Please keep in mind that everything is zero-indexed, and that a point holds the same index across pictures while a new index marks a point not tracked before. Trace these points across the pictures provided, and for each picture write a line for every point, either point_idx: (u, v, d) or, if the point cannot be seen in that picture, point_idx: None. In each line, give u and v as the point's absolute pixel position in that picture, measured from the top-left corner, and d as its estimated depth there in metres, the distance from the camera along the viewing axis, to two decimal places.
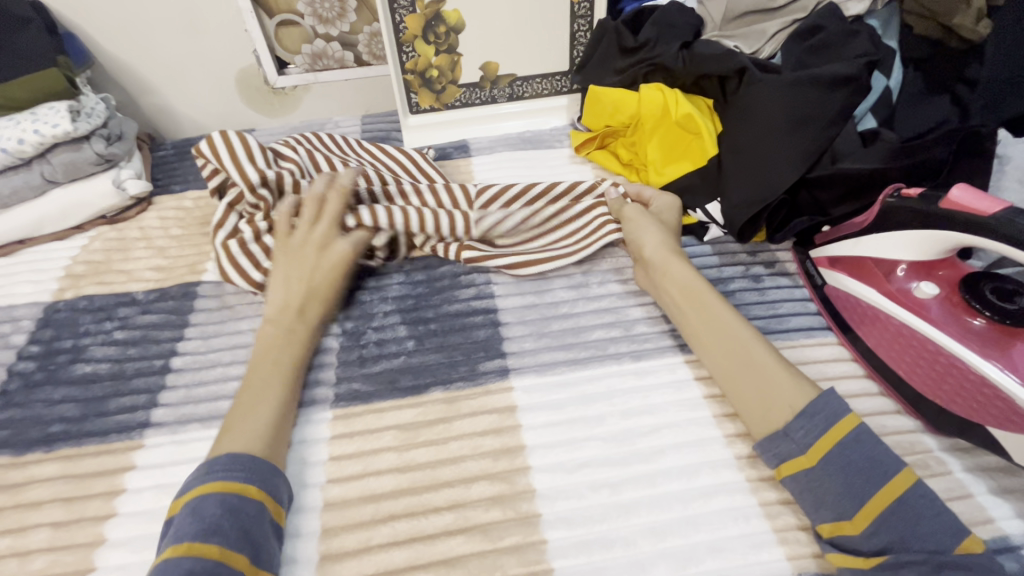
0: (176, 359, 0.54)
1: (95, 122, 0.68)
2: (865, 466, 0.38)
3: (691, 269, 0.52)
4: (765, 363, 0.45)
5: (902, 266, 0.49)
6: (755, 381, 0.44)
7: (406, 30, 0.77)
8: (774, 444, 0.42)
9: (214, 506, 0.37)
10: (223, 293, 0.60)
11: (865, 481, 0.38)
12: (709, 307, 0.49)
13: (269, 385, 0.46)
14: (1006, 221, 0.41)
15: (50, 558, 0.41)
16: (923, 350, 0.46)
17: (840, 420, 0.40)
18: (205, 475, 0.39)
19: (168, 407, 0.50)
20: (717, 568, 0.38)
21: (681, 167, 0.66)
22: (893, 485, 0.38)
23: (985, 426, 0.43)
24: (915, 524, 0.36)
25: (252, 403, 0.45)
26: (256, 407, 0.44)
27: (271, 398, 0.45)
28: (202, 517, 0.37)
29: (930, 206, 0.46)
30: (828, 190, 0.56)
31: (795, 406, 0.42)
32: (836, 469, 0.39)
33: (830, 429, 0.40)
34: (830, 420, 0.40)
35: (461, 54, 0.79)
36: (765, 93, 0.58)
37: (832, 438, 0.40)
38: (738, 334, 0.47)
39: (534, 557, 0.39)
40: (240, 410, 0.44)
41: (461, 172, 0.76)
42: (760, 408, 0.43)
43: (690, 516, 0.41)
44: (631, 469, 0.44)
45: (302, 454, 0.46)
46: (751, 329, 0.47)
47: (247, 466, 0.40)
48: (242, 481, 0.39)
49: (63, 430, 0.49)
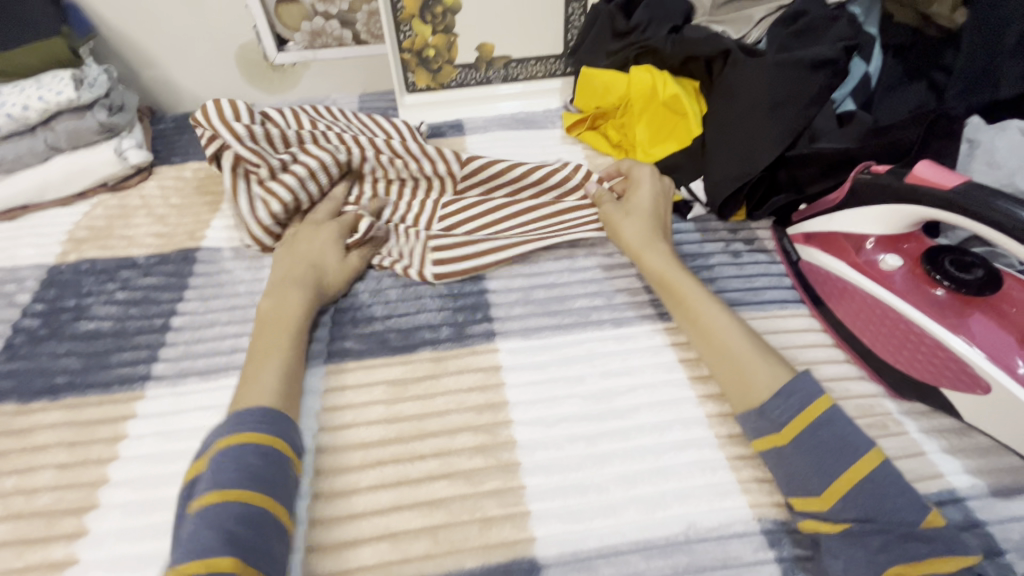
0: (175, 319, 0.56)
1: (97, 92, 0.70)
2: (834, 443, 0.39)
3: (670, 254, 0.54)
4: (741, 347, 0.46)
5: (871, 239, 0.52)
6: (733, 362, 0.45)
7: (403, 10, 0.78)
8: (752, 419, 0.43)
9: (256, 456, 0.38)
10: (221, 259, 0.62)
11: (834, 458, 0.38)
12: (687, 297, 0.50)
13: (277, 347, 0.47)
14: (967, 194, 0.43)
15: (56, 496, 0.43)
16: (886, 318, 0.49)
17: (813, 402, 0.41)
18: (236, 426, 0.40)
19: (169, 362, 0.52)
20: (684, 513, 0.41)
21: (668, 147, 0.68)
22: (863, 463, 0.38)
23: (940, 388, 0.45)
24: (882, 499, 0.37)
25: (255, 376, 0.45)
26: (259, 378, 0.44)
27: (278, 358, 0.46)
28: (246, 465, 0.37)
29: (897, 181, 0.48)
30: (806, 168, 0.59)
31: (771, 385, 0.43)
32: (803, 446, 0.40)
33: (803, 410, 0.41)
34: (804, 401, 0.41)
35: (458, 35, 0.81)
36: (749, 74, 0.60)
37: (804, 420, 0.40)
38: (714, 316, 0.48)
39: (512, 500, 0.42)
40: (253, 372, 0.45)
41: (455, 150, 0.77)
42: (744, 391, 0.44)
43: (660, 468, 0.43)
44: (607, 425, 0.46)
45: None
46: (730, 314, 0.48)
47: (263, 417, 0.41)
48: (274, 434, 0.40)
49: (67, 381, 0.51)
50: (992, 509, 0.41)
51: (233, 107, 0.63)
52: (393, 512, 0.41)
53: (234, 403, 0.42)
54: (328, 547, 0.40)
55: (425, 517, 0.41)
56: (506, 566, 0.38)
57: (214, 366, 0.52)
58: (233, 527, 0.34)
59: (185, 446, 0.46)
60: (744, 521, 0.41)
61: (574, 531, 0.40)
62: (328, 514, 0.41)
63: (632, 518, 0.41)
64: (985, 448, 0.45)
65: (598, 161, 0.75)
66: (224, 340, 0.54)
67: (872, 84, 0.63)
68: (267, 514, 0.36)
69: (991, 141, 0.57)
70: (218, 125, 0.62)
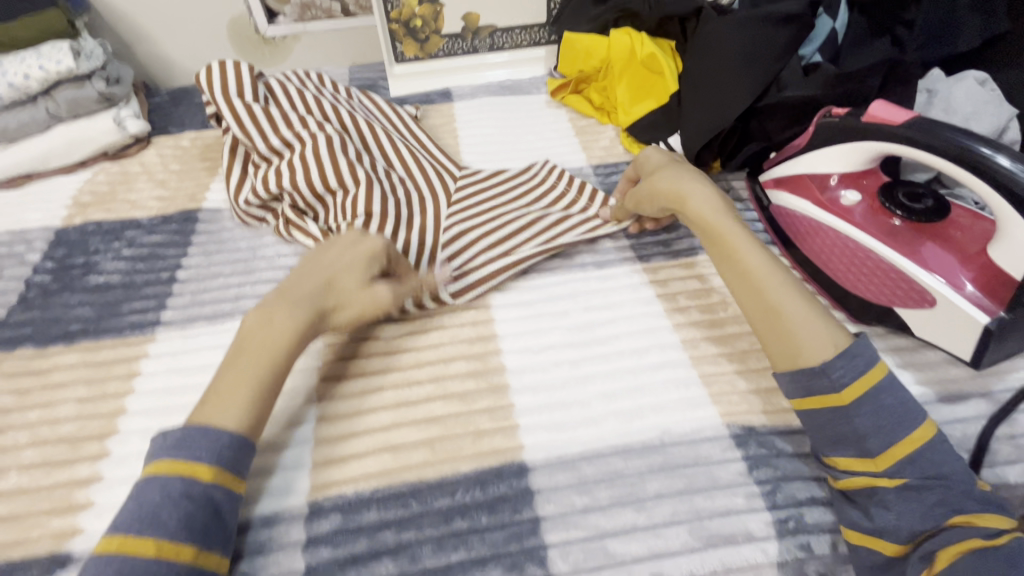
0: (181, 272, 0.59)
1: (95, 63, 0.72)
2: (898, 408, 0.39)
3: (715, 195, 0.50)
4: (788, 303, 0.43)
5: (833, 177, 0.55)
6: (783, 324, 0.42)
7: None
8: (802, 377, 0.40)
9: (155, 492, 0.36)
10: (222, 218, 0.65)
11: (896, 423, 0.38)
12: (734, 246, 0.47)
13: (253, 378, 0.41)
14: (916, 126, 0.47)
15: (77, 425, 0.46)
16: (846, 249, 0.53)
17: (875, 366, 0.40)
18: (159, 450, 0.38)
19: (177, 309, 0.55)
20: (659, 422, 0.45)
21: (647, 105, 0.71)
22: (920, 432, 0.38)
23: (894, 308, 0.49)
24: (941, 461, 0.37)
25: (226, 394, 0.41)
26: (230, 397, 0.40)
27: (249, 392, 0.41)
28: (142, 503, 0.35)
29: (855, 120, 0.51)
30: (774, 118, 0.62)
31: (833, 344, 0.40)
32: (863, 409, 0.39)
33: (864, 373, 0.39)
34: (868, 364, 0.40)
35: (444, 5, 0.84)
36: (718, 31, 0.64)
37: (865, 382, 0.39)
38: (757, 265, 0.45)
39: (503, 415, 0.45)
40: (222, 388, 0.41)
41: (445, 116, 0.80)
42: (790, 348, 0.41)
43: (638, 385, 0.47)
44: (589, 350, 0.50)
45: None
46: (781, 270, 0.45)
47: (194, 443, 0.38)
48: (189, 464, 0.37)
49: (81, 328, 0.54)
50: (938, 412, 0.45)
51: (237, 73, 0.66)
52: (393, 429, 0.45)
53: (196, 415, 0.40)
54: (334, 460, 0.43)
55: (422, 432, 0.44)
56: (499, 471, 0.42)
57: (218, 312, 0.55)
58: None
59: (197, 380, 0.49)
60: (713, 427, 0.45)
61: (559, 440, 0.44)
62: (332, 433, 0.45)
63: (612, 427, 0.44)
64: (938, 362, 0.49)
65: (581, 123, 0.78)
66: (228, 288, 0.57)
67: (839, 40, 0.65)
68: (149, 562, 0.33)
69: (948, 90, 0.61)
70: (218, 91, 0.65)
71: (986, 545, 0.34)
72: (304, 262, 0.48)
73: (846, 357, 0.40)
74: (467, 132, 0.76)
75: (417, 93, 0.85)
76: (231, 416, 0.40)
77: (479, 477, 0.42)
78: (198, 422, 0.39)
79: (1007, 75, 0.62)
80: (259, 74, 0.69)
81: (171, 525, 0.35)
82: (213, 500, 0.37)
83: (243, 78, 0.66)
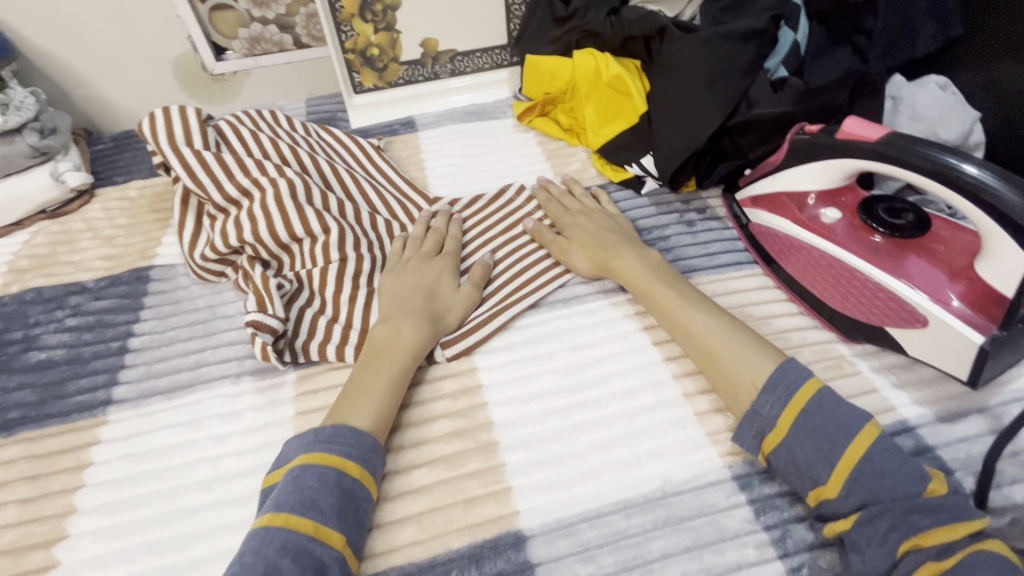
0: (133, 340, 0.54)
1: (26, 115, 0.67)
2: (827, 429, 0.39)
3: (641, 259, 0.53)
4: (731, 345, 0.45)
5: (811, 195, 0.54)
6: (716, 361, 0.45)
7: (342, 9, 0.78)
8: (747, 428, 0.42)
9: (314, 479, 0.38)
10: (175, 275, 0.61)
11: (831, 446, 0.38)
12: (672, 301, 0.49)
13: (379, 380, 0.45)
14: (891, 144, 0.46)
15: (20, 532, 0.41)
16: (832, 268, 0.51)
17: (808, 380, 0.41)
18: (309, 443, 0.41)
19: (129, 384, 0.51)
20: (659, 470, 0.42)
21: (615, 128, 0.69)
22: (857, 442, 0.38)
23: (886, 327, 0.48)
24: (883, 476, 0.37)
25: (361, 391, 0.44)
26: (364, 394, 0.44)
27: (379, 391, 0.44)
28: (303, 488, 0.38)
29: (829, 137, 0.51)
30: (747, 135, 0.62)
31: (756, 379, 0.42)
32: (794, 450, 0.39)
33: (792, 398, 0.41)
34: (790, 389, 0.41)
35: (400, 31, 0.81)
36: (683, 50, 0.63)
37: (795, 407, 0.40)
38: (691, 317, 0.47)
39: (494, 478, 0.42)
40: (356, 389, 0.45)
41: (410, 146, 0.77)
42: (735, 390, 0.43)
43: (632, 431, 0.45)
44: (580, 395, 0.47)
45: (269, 418, 0.48)
46: (718, 319, 0.47)
47: (347, 438, 0.41)
48: (341, 457, 0.40)
49: (22, 415, 0.49)
50: (938, 434, 0.44)
51: (184, 121, 0.61)
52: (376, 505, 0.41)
53: (333, 415, 0.43)
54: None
55: (409, 504, 0.41)
56: (494, 542, 0.39)
57: (174, 384, 0.50)
58: (274, 556, 0.34)
59: (156, 466, 0.45)
60: (715, 471, 0.42)
61: (556, 501, 0.41)
62: None
63: (609, 482, 0.42)
64: (931, 379, 0.48)
65: (551, 146, 0.76)
66: (185, 354, 0.53)
67: (801, 51, 0.64)
68: (312, 542, 0.36)
69: (912, 96, 0.60)
70: (163, 139, 0.60)
71: (943, 567, 0.33)
72: (399, 275, 0.54)
73: (770, 391, 0.41)
74: (434, 162, 0.73)
75: (380, 124, 0.82)
76: (365, 413, 0.43)
77: (473, 552, 0.39)
78: (340, 420, 0.42)
79: (968, 78, 0.63)
80: (207, 118, 0.64)
81: (330, 514, 0.37)
82: (360, 497, 0.39)
83: (190, 124, 0.61)
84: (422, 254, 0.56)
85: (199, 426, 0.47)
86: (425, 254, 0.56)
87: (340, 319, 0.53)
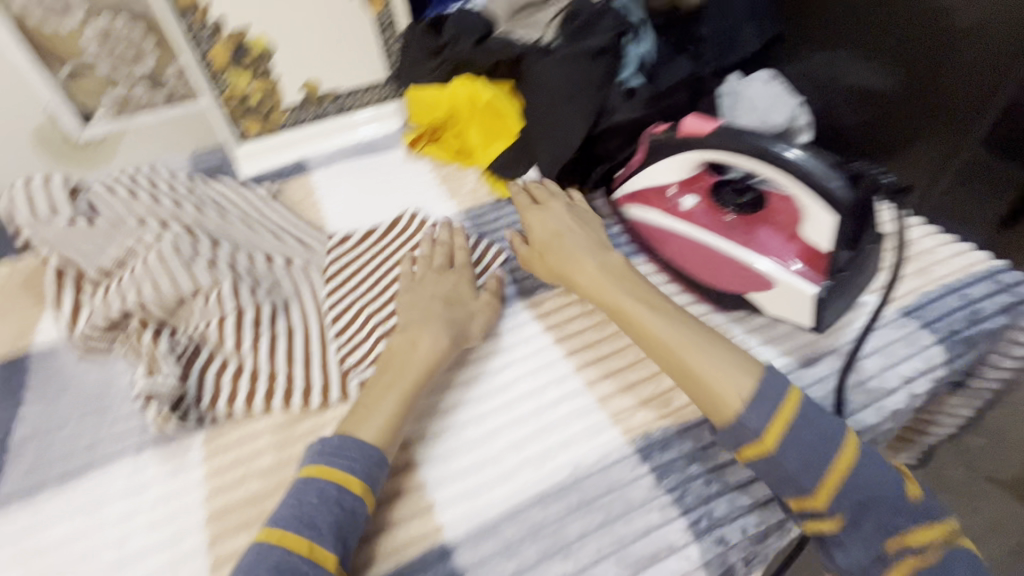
0: (14, 435, 0.51)
1: None
2: (759, 413, 0.41)
3: (613, 261, 0.53)
4: (700, 359, 0.43)
5: (672, 186, 0.60)
6: (696, 377, 0.43)
7: (214, 61, 0.77)
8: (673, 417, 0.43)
9: (271, 561, 0.35)
10: (57, 357, 0.57)
11: (758, 427, 0.41)
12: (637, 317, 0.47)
13: (395, 390, 0.45)
14: (723, 135, 0.52)
15: None
16: (698, 249, 0.57)
17: (754, 359, 0.43)
18: (315, 455, 0.41)
19: (17, 483, 0.47)
20: (569, 458, 0.46)
21: (497, 147, 0.75)
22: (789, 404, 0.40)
23: (749, 294, 0.55)
24: (814, 448, 0.39)
25: (372, 405, 0.44)
26: (376, 407, 0.44)
27: (389, 402, 0.44)
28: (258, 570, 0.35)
29: (674, 135, 0.57)
30: (613, 139, 0.68)
31: (739, 394, 0.41)
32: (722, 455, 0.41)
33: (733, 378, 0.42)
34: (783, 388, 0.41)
35: (279, 77, 0.81)
36: (545, 71, 0.68)
37: (733, 381, 0.42)
38: (653, 328, 0.46)
39: (415, 498, 0.44)
40: (366, 397, 0.45)
41: (304, 189, 0.78)
42: (710, 403, 0.42)
43: (542, 428, 0.47)
44: (490, 403, 0.50)
45: (178, 485, 0.46)
46: (686, 330, 0.45)
47: (354, 453, 0.41)
48: (308, 536, 0.37)
49: None
50: (802, 377, 0.51)
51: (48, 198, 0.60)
52: None
53: (341, 424, 0.43)
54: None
55: None
56: (422, 561, 0.40)
57: (69, 473, 0.48)
58: None
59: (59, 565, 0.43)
60: (620, 448, 0.46)
61: (476, 508, 0.43)
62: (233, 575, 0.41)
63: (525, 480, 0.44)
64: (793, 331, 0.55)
65: (443, 171, 0.79)
66: (79, 439, 0.50)
67: (650, 61, 0.71)
68: None
69: (743, 91, 0.66)
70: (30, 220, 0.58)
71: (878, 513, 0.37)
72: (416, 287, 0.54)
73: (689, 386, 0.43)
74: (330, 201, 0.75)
75: (272, 169, 0.83)
76: (373, 427, 0.43)
77: (402, 573, 0.40)
78: (347, 432, 0.42)
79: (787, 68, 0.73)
80: (77, 184, 0.63)
81: None
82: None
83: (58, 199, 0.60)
84: (429, 265, 0.56)
85: (103, 512, 0.45)
86: (439, 266, 0.56)
87: (245, 369, 0.51)
